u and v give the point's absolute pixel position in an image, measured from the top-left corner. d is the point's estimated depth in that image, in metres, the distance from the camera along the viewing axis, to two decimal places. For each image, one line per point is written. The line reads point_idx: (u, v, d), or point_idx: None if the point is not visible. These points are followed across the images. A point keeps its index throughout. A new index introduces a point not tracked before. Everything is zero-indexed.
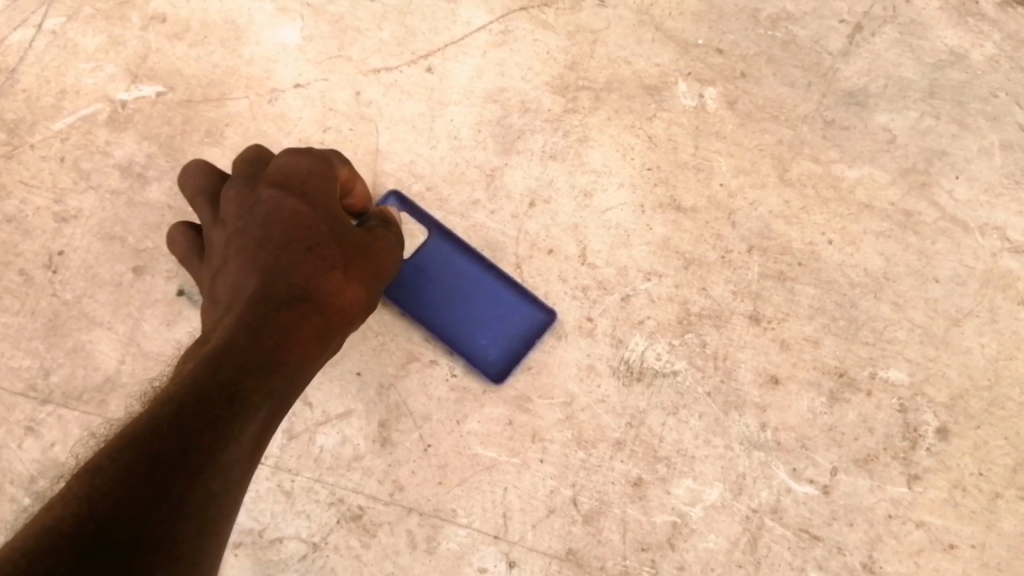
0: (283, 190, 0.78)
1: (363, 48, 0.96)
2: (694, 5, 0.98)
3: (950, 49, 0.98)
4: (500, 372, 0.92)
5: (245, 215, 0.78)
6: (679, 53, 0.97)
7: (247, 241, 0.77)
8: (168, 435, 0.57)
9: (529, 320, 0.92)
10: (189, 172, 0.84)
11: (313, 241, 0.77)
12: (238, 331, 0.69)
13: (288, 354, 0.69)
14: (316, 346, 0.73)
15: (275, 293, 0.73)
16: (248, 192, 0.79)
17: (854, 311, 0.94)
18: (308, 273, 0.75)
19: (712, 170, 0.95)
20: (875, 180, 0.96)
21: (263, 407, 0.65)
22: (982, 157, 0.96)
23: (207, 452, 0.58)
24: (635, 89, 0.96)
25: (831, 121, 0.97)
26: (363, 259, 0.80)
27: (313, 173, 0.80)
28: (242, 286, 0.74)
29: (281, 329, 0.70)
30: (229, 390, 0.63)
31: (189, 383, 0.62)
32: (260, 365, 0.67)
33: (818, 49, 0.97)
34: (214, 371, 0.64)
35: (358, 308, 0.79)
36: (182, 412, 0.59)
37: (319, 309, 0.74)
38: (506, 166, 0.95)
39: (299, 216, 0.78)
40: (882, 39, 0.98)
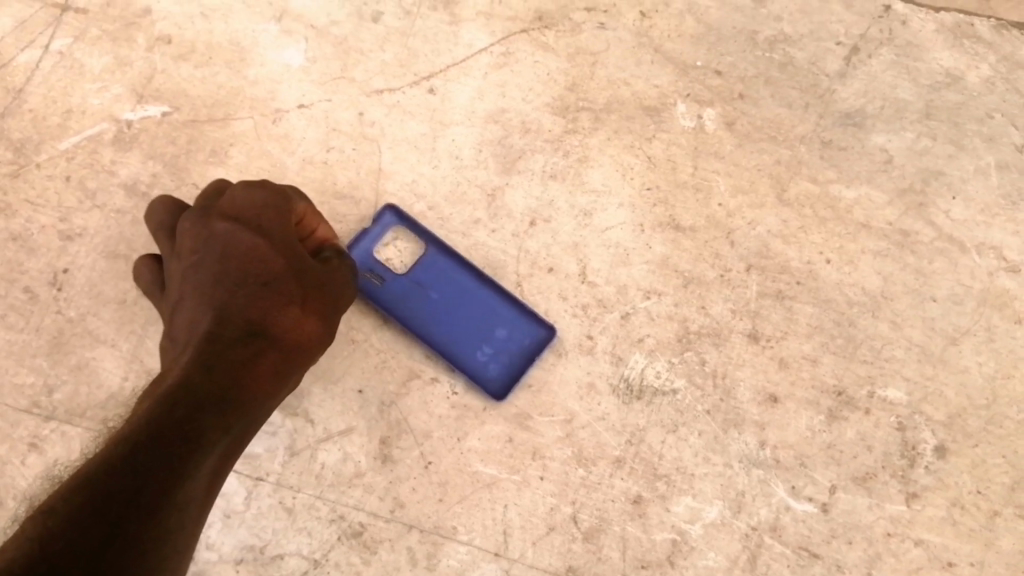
0: (239, 224, 0.80)
1: (366, 69, 0.97)
2: (693, 28, 0.99)
3: (946, 71, 0.99)
4: (500, 389, 0.92)
5: (200, 249, 0.80)
6: (678, 75, 0.98)
7: (204, 275, 0.79)
8: (121, 474, 0.60)
9: (528, 336, 0.93)
10: (152, 207, 0.86)
11: (270, 275, 0.79)
12: (191, 371, 0.72)
13: (243, 391, 0.73)
14: (273, 381, 0.76)
15: (232, 330, 0.76)
16: (204, 226, 0.81)
17: (852, 329, 0.94)
18: (265, 309, 0.78)
19: (711, 190, 0.96)
20: (872, 200, 0.97)
21: (218, 444, 0.68)
22: (978, 178, 0.97)
23: (161, 489, 0.61)
24: (635, 110, 0.97)
25: (829, 142, 0.98)
26: (320, 291, 0.81)
27: (268, 206, 0.81)
28: (200, 322, 0.77)
29: (238, 367, 0.74)
30: (184, 428, 0.66)
31: (144, 424, 0.65)
32: (215, 403, 0.70)
33: (815, 71, 0.99)
34: (172, 412, 0.67)
35: (316, 340, 0.81)
36: (136, 452, 0.62)
37: (273, 348, 0.77)
38: (506, 186, 0.96)
39: (255, 250, 0.80)
40: (878, 61, 0.99)
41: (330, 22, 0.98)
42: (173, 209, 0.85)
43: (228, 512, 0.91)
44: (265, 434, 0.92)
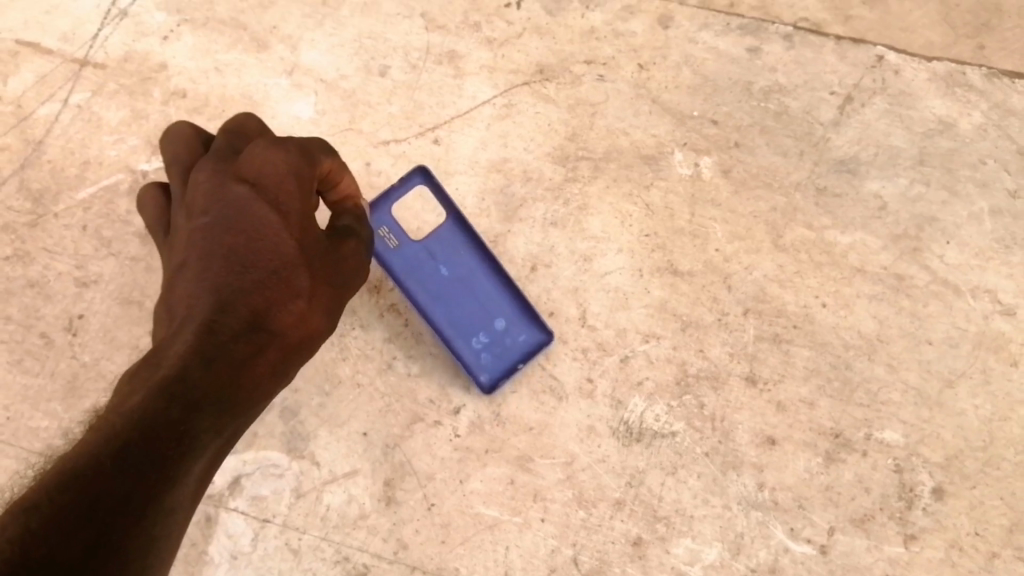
0: (256, 196, 0.67)
1: (373, 121, 1.01)
2: (689, 79, 1.02)
3: (939, 118, 1.01)
4: (488, 382, 0.94)
5: (212, 212, 0.67)
6: (675, 124, 1.01)
7: (212, 243, 0.66)
8: (98, 486, 0.51)
9: (526, 337, 0.94)
10: (168, 138, 0.73)
11: (280, 262, 0.68)
12: (188, 360, 0.61)
13: (245, 386, 0.63)
14: (269, 380, 0.66)
15: (235, 317, 0.64)
16: (219, 187, 0.68)
17: (848, 372, 0.96)
18: (271, 295, 0.67)
19: (708, 236, 0.98)
20: (867, 246, 0.99)
21: (215, 444, 0.60)
22: (972, 223, 1.00)
23: (146, 499, 0.53)
24: (633, 159, 1.00)
25: (824, 189, 1.00)
26: (328, 284, 0.71)
27: (289, 179, 0.68)
28: (197, 299, 0.64)
29: (240, 362, 0.63)
30: (178, 430, 0.57)
31: (130, 423, 0.55)
32: (216, 399, 0.61)
33: (810, 120, 1.01)
34: (164, 413, 0.57)
35: (317, 331, 0.71)
36: (123, 456, 0.53)
37: (274, 345, 0.67)
38: (508, 233, 0.98)
39: (270, 225, 0.67)
40: (872, 110, 1.02)
41: (339, 76, 1.02)
42: (195, 148, 0.72)
43: (235, 553, 0.92)
44: (272, 476, 0.94)
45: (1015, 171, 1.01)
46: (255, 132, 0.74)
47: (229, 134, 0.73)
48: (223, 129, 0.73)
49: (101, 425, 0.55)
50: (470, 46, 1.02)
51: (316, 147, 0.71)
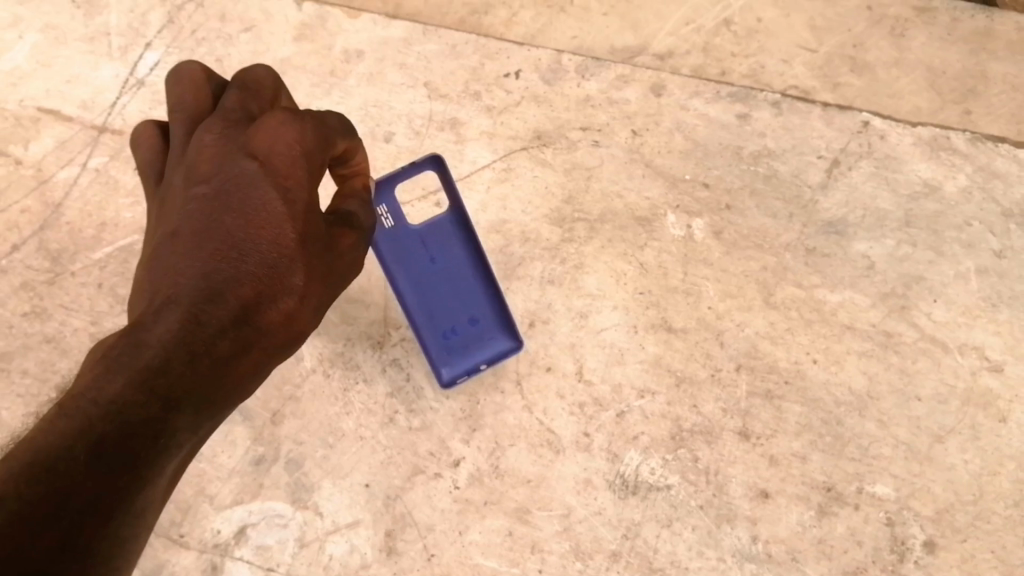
0: (261, 178, 0.58)
1: None
2: (681, 144, 1.06)
3: (924, 181, 1.05)
4: (448, 377, 0.98)
5: (211, 182, 0.58)
6: (668, 187, 1.05)
7: (206, 215, 0.57)
8: (68, 489, 0.43)
9: (494, 342, 0.99)
10: (170, 80, 0.64)
11: (278, 252, 0.57)
12: (171, 348, 0.50)
13: (228, 384, 0.53)
14: (247, 383, 0.56)
15: (223, 308, 0.53)
16: (222, 158, 0.59)
17: (839, 428, 0.98)
18: (265, 288, 0.56)
19: (700, 294, 1.02)
20: (856, 304, 1.02)
21: (189, 445, 0.51)
22: (958, 282, 1.03)
23: (117, 508, 0.45)
24: (627, 221, 1.04)
25: (813, 249, 1.03)
26: (322, 283, 0.61)
27: (300, 164, 0.59)
28: (181, 275, 0.54)
29: (226, 360, 0.53)
30: (160, 429, 0.48)
31: (106, 417, 0.46)
32: (202, 395, 0.51)
33: (798, 183, 1.05)
34: (144, 412, 0.47)
35: (305, 333, 0.61)
36: (99, 457, 0.45)
37: (263, 341, 0.56)
38: (507, 291, 1.02)
39: (271, 209, 0.58)
40: (858, 173, 1.06)
41: None
42: (204, 99, 0.63)
43: None
44: (276, 526, 0.96)
45: (999, 232, 1.04)
46: (269, 96, 0.66)
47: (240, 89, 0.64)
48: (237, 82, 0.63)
49: (70, 411, 0.46)
50: (471, 113, 1.07)
51: (333, 130, 0.63)
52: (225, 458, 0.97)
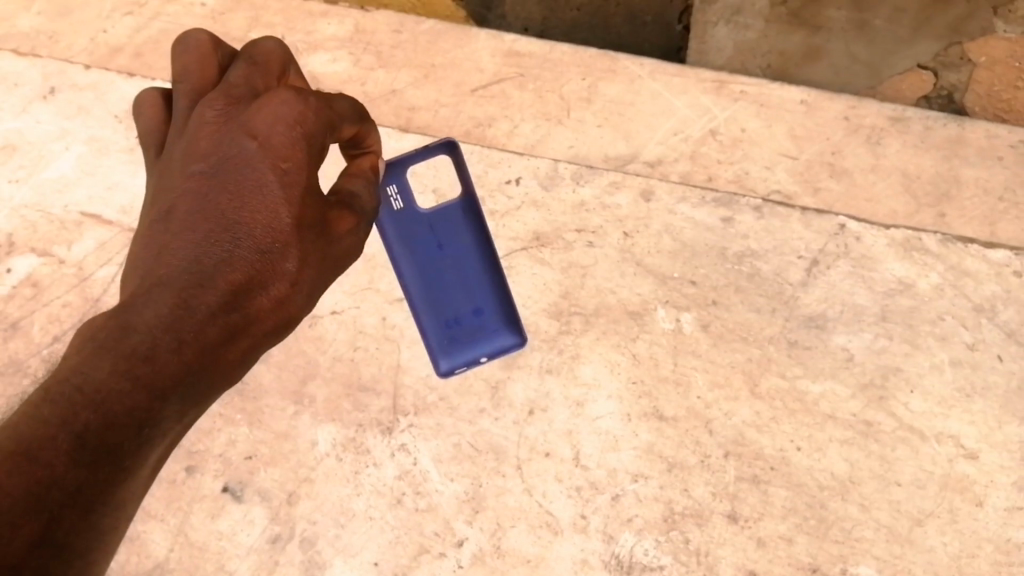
0: (259, 156, 0.70)
1: (389, 281, 1.16)
2: (669, 244, 1.16)
3: (899, 279, 1.13)
4: (447, 367, 1.13)
5: (213, 161, 0.70)
6: (658, 285, 1.14)
7: (206, 192, 0.68)
8: (54, 478, 0.54)
9: (497, 338, 1.14)
10: (182, 49, 0.75)
11: (271, 238, 0.68)
12: (161, 335, 0.61)
13: (217, 370, 0.65)
14: (238, 364, 0.67)
15: (214, 293, 0.64)
16: (225, 134, 0.70)
17: (823, 511, 1.05)
18: (257, 273, 0.67)
19: (689, 384, 1.10)
20: (836, 394, 1.09)
21: (174, 428, 0.62)
22: (933, 373, 1.09)
23: (99, 493, 0.56)
24: (620, 314, 1.13)
25: (795, 342, 1.11)
26: (315, 268, 0.72)
27: (301, 148, 0.71)
28: (177, 258, 0.65)
29: (213, 346, 0.64)
30: (142, 419, 0.59)
31: (91, 406, 0.56)
32: (185, 385, 0.62)
33: (779, 281, 1.14)
34: (132, 400, 0.58)
35: (297, 314, 0.72)
36: (81, 447, 0.56)
37: (255, 325, 0.68)
38: (508, 379, 1.12)
39: (266, 189, 0.69)
40: (836, 271, 1.14)
41: None
42: (210, 71, 0.75)
43: None
44: None
45: (972, 326, 1.10)
46: (277, 69, 0.77)
47: (251, 66, 0.75)
48: (246, 60, 0.76)
49: (56, 394, 0.56)
50: None
51: (335, 114, 0.75)
52: (245, 536, 1.11)
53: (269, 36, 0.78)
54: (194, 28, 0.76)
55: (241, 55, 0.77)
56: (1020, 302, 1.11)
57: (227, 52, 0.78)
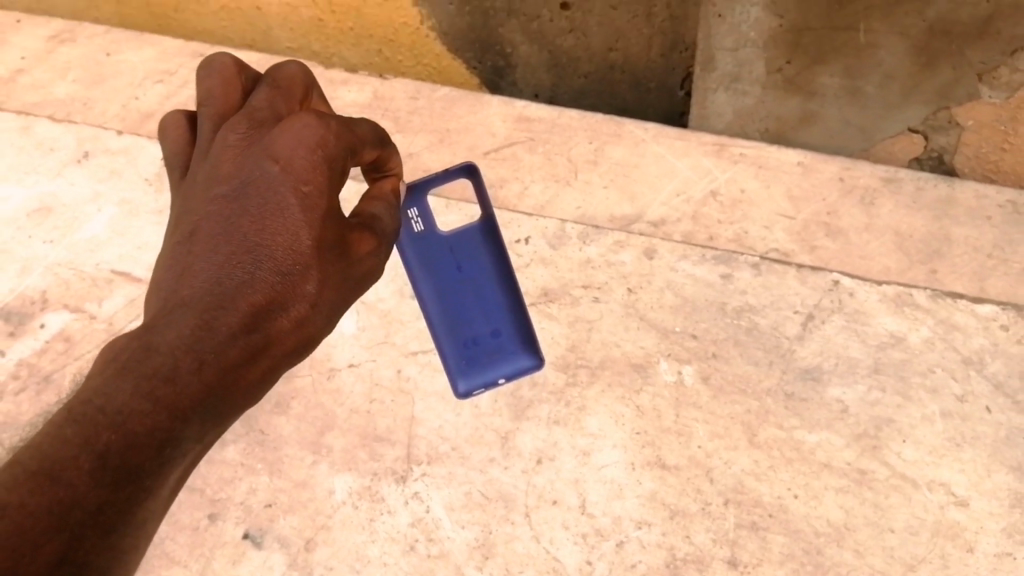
0: (281, 178, 0.77)
1: (404, 335, 1.24)
2: (671, 300, 1.22)
3: (890, 333, 1.18)
4: (465, 388, 1.20)
5: (236, 184, 0.77)
6: (660, 338, 1.20)
7: (229, 213, 0.76)
8: (76, 498, 0.63)
9: (514, 360, 1.21)
10: (207, 75, 0.84)
11: (293, 260, 0.76)
12: (182, 357, 0.69)
13: (235, 391, 0.73)
14: (256, 382, 0.76)
15: (235, 315, 0.72)
16: (247, 156, 0.78)
17: (820, 557, 1.09)
18: (277, 294, 0.75)
19: (691, 434, 1.15)
20: (831, 443, 1.13)
21: (193, 447, 0.71)
22: (925, 423, 1.13)
23: (120, 511, 0.65)
24: (624, 366, 1.19)
25: (791, 394, 1.16)
26: (334, 288, 0.80)
27: (320, 171, 0.78)
28: (199, 280, 0.73)
29: (232, 364, 0.72)
30: (161, 439, 0.67)
31: (112, 427, 0.65)
32: (203, 407, 0.70)
33: (777, 334, 1.19)
34: (153, 421, 0.67)
35: (316, 333, 0.80)
36: (103, 468, 0.64)
37: (275, 347, 0.76)
38: (517, 429, 1.17)
39: (287, 211, 0.76)
40: (830, 325, 1.19)
41: (377, 298, 1.26)
42: (233, 97, 0.84)
43: None
44: None
45: (961, 378, 1.15)
46: (299, 92, 0.85)
47: (274, 89, 0.84)
48: (269, 85, 0.84)
49: (80, 415, 0.65)
50: None
51: (354, 137, 0.82)
52: None
53: (293, 61, 0.87)
54: (220, 52, 0.85)
55: (265, 79, 0.85)
56: (1007, 355, 1.16)
57: (249, 78, 0.86)
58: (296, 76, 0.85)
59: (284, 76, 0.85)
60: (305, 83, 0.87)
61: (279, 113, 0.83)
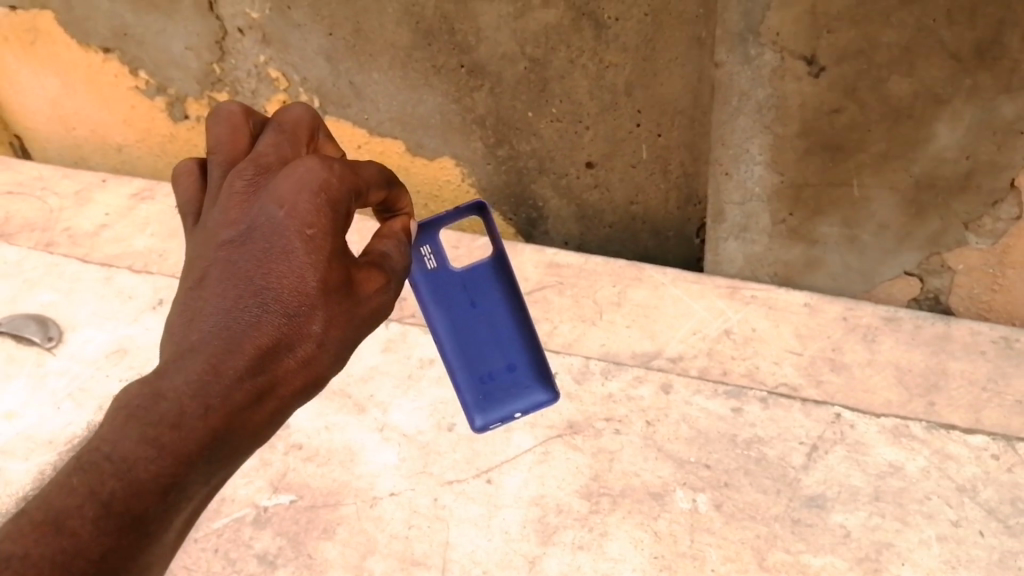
0: (285, 219, 0.87)
1: (441, 465, 1.36)
2: (687, 432, 1.34)
3: (889, 462, 1.28)
4: (481, 423, 1.37)
5: (242, 229, 0.88)
6: (677, 467, 1.31)
7: (237, 258, 0.87)
8: (82, 545, 0.75)
9: (529, 399, 1.38)
10: (217, 123, 0.97)
11: (295, 306, 0.86)
12: (187, 401, 0.81)
13: (240, 433, 0.84)
14: (265, 420, 0.86)
15: (241, 359, 0.83)
16: (254, 201, 0.90)
17: None
18: (283, 336, 0.85)
19: (705, 558, 1.24)
20: (836, 566, 1.22)
21: (199, 487, 0.83)
22: (922, 547, 1.22)
23: (128, 554, 0.77)
24: (643, 494, 1.30)
25: (798, 519, 1.25)
26: (338, 327, 0.89)
27: (324, 213, 0.88)
28: (209, 327, 0.84)
29: (237, 407, 0.83)
30: (164, 484, 0.79)
31: (118, 475, 0.78)
32: (206, 449, 0.82)
33: (784, 464, 1.30)
34: (158, 466, 0.79)
35: (321, 371, 0.90)
36: (109, 513, 0.77)
37: (282, 387, 0.87)
38: (543, 554, 1.28)
39: (291, 255, 0.87)
40: (833, 455, 1.30)
41: (417, 431, 1.39)
42: (240, 145, 0.97)
43: None
44: None
45: (955, 504, 1.24)
46: (302, 138, 0.99)
47: (279, 134, 0.97)
48: (272, 135, 0.96)
49: (88, 465, 0.78)
50: None
51: (357, 179, 0.93)
52: None
53: (299, 111, 0.99)
54: (227, 101, 0.98)
55: (272, 128, 0.97)
56: (998, 482, 1.25)
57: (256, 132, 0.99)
58: (299, 119, 0.99)
59: (288, 123, 0.98)
60: (308, 128, 1.00)
61: (283, 157, 0.96)
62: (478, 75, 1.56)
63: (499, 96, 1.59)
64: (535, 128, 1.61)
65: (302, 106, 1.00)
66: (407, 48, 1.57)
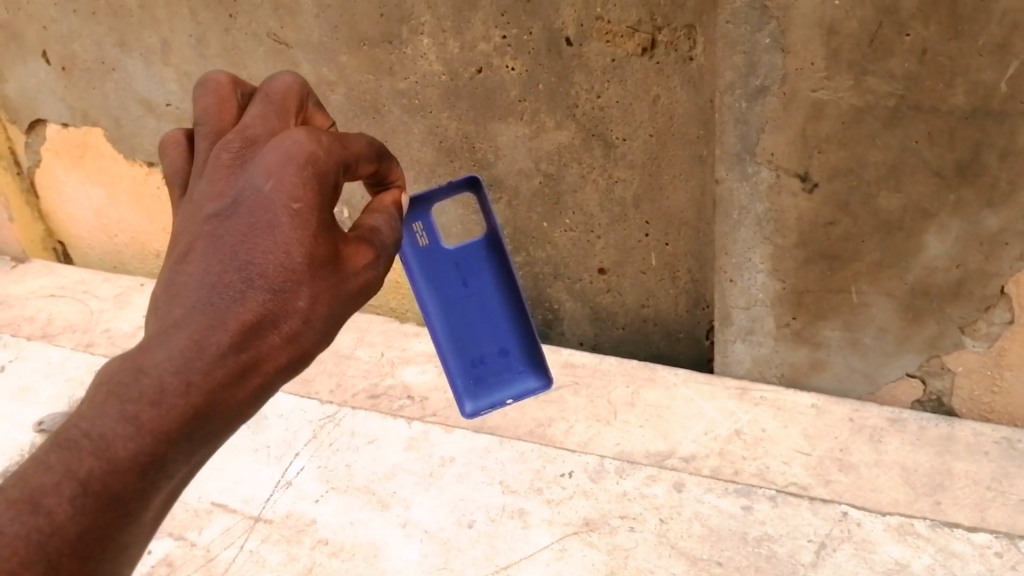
0: (268, 190, 0.80)
1: (461, 560, 1.40)
2: (698, 530, 1.39)
3: (896, 559, 1.32)
4: (471, 409, 1.57)
5: (227, 200, 0.80)
6: (689, 564, 1.34)
7: (220, 229, 0.79)
8: (55, 526, 0.68)
9: (521, 387, 1.55)
10: (204, 93, 0.92)
11: (281, 281, 0.78)
12: (167, 378, 0.74)
13: (221, 412, 0.77)
14: (248, 400, 0.79)
15: (224, 335, 0.75)
16: (237, 172, 0.82)
17: None
18: (269, 313, 0.78)
19: None
20: None
21: (180, 468, 0.76)
22: None
23: (104, 536, 0.71)
24: None
25: None
26: (327, 304, 0.82)
27: (311, 187, 0.82)
28: (189, 301, 0.76)
29: (219, 386, 0.75)
30: (144, 464, 0.72)
31: (95, 454, 0.71)
32: (185, 430, 0.74)
33: (794, 561, 1.33)
34: (136, 445, 0.72)
35: (310, 348, 0.83)
36: (85, 493, 0.70)
37: (270, 362, 0.79)
38: None
39: (275, 225, 0.79)
40: (842, 552, 1.34)
41: (439, 528, 1.45)
42: (228, 117, 0.91)
43: None
44: None
45: None
46: (292, 104, 0.92)
47: (266, 107, 0.90)
48: (261, 107, 0.90)
49: (65, 442, 0.71)
50: (535, 504, 1.46)
51: (344, 155, 0.87)
52: None
53: (287, 79, 0.93)
54: (216, 71, 0.93)
55: (260, 97, 0.91)
56: None
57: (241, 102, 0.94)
58: (288, 90, 0.92)
59: (275, 91, 0.92)
60: (298, 96, 0.93)
61: (271, 126, 0.88)
62: (497, 189, 1.68)
63: (516, 209, 1.70)
64: (550, 238, 1.72)
65: (292, 74, 0.95)
66: (431, 165, 1.70)
